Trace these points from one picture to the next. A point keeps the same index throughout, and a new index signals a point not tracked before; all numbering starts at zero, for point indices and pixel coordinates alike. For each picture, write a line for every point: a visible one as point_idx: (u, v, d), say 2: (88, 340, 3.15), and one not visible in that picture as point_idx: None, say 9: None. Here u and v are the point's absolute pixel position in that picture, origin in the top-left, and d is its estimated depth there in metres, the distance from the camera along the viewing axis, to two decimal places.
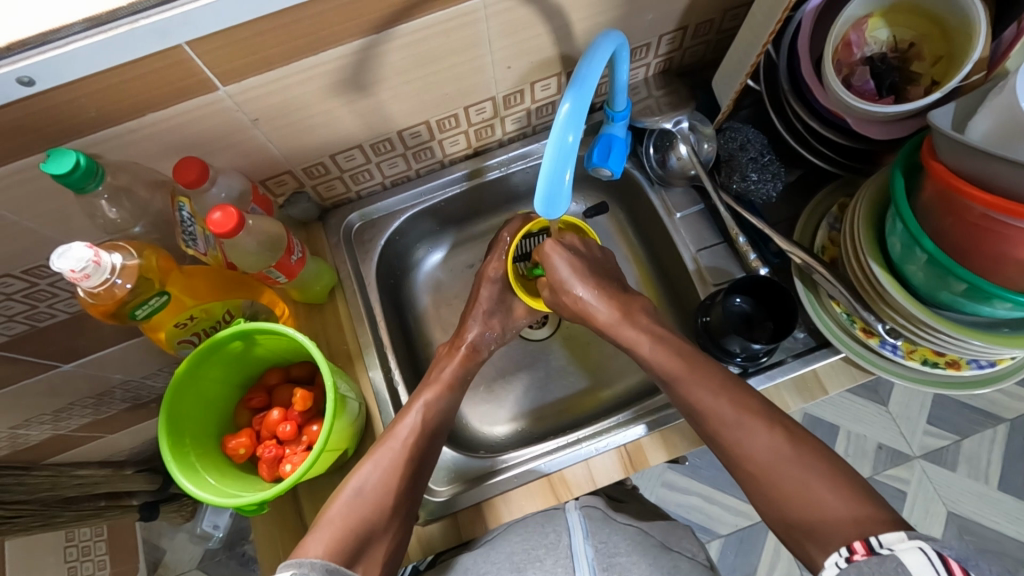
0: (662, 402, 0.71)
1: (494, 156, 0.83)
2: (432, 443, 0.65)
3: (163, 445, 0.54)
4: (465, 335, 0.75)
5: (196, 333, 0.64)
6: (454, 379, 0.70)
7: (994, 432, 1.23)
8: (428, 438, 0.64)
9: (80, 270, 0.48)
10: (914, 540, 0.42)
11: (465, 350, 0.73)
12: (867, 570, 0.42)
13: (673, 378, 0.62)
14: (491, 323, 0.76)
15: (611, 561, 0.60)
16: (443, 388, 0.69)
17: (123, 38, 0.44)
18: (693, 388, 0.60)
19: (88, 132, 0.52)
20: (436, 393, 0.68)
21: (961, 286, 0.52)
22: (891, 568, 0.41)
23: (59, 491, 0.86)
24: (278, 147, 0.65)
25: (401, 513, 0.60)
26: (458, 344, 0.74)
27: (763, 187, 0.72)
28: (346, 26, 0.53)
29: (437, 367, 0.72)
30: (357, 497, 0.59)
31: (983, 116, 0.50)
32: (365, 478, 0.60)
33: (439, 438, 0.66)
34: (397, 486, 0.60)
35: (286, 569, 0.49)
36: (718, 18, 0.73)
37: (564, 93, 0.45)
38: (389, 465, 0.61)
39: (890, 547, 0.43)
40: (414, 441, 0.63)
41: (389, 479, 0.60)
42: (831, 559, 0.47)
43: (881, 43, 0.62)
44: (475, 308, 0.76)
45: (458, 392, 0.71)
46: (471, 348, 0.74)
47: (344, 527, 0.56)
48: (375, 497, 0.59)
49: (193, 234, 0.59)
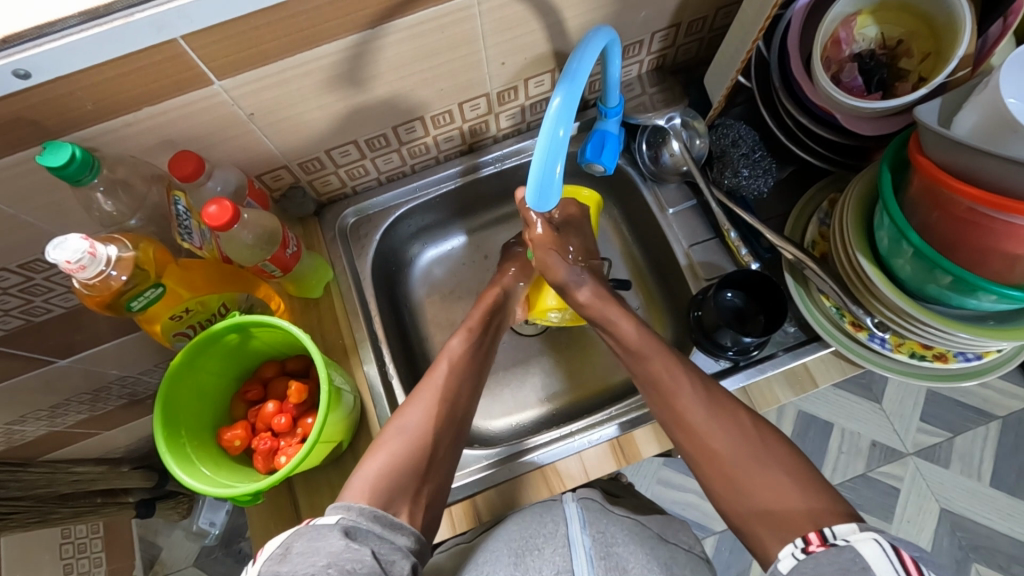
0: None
1: (489, 152, 0.83)
2: (469, 381, 0.67)
3: (158, 435, 0.54)
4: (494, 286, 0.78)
5: (191, 327, 0.63)
6: (485, 317, 0.74)
7: (986, 430, 1.24)
8: (463, 378, 0.66)
9: (76, 261, 0.48)
10: (869, 533, 0.42)
11: (495, 293, 0.76)
12: (824, 560, 0.42)
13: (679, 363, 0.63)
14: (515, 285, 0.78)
15: (609, 551, 0.60)
16: (471, 331, 0.71)
17: (119, 31, 0.45)
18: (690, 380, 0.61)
19: (83, 125, 0.52)
20: (464, 337, 0.70)
21: (947, 279, 0.52)
22: (850, 559, 0.40)
23: (55, 487, 0.86)
24: (274, 141, 0.66)
25: (442, 450, 0.60)
26: (490, 289, 0.77)
27: (753, 182, 0.73)
28: (341, 22, 0.53)
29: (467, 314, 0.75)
30: (400, 434, 0.59)
31: (969, 111, 0.51)
32: (408, 420, 0.61)
33: (473, 383, 0.67)
34: (439, 424, 0.61)
35: (334, 512, 0.50)
36: (710, 16, 0.73)
37: (556, 87, 0.46)
38: (429, 405, 0.62)
39: (845, 538, 0.43)
40: (451, 382, 0.65)
41: (431, 420, 0.61)
42: (787, 550, 0.46)
43: (870, 40, 0.63)
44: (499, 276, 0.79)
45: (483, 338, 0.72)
46: (500, 295, 0.77)
47: (394, 459, 0.57)
48: (415, 433, 0.59)
49: (190, 228, 0.60)
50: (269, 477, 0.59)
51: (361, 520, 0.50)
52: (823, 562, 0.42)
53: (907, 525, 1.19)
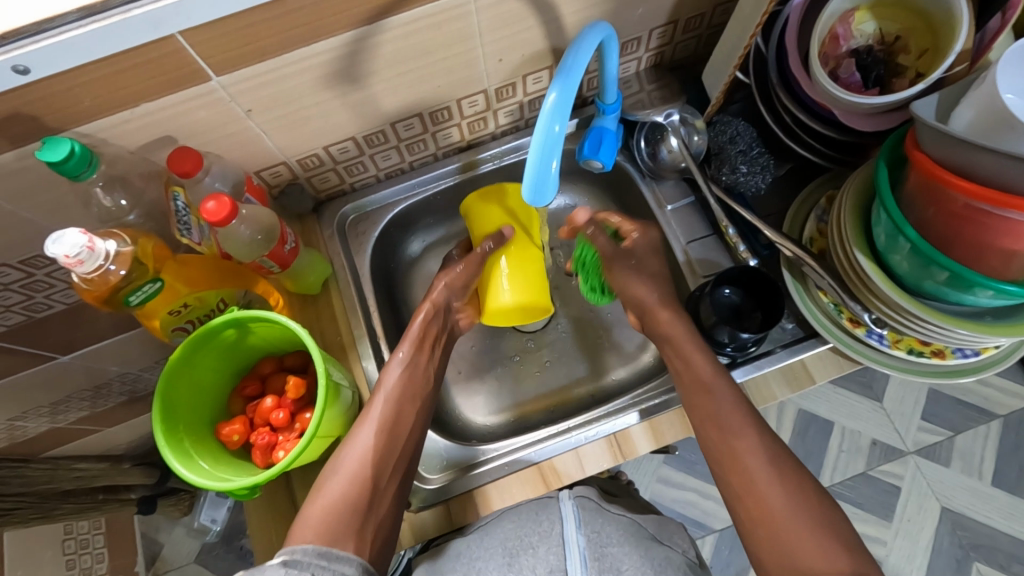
0: (664, 386, 0.72)
1: (487, 149, 0.84)
2: (404, 416, 0.64)
3: (158, 430, 0.55)
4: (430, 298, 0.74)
5: (190, 321, 0.63)
6: (422, 332, 0.71)
7: (988, 428, 1.24)
8: (398, 412, 0.64)
9: (74, 255, 0.48)
10: None
11: (429, 309, 0.73)
12: None
13: None
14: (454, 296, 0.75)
15: (602, 552, 0.60)
16: (411, 352, 0.69)
17: (117, 27, 0.45)
18: None
19: (84, 121, 0.53)
20: (412, 352, 0.69)
21: (944, 275, 0.52)
22: None
23: (57, 484, 0.88)
24: (272, 138, 0.66)
25: (384, 487, 0.59)
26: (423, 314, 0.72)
27: (752, 178, 0.73)
28: (337, 19, 0.53)
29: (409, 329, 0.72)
30: (338, 475, 0.59)
31: (966, 107, 0.51)
32: (343, 458, 0.60)
33: (412, 415, 0.65)
34: (377, 460, 0.60)
35: (278, 555, 0.49)
36: (708, 13, 0.73)
37: (551, 83, 0.46)
38: (364, 444, 0.61)
39: None
40: (385, 417, 0.63)
41: (371, 457, 0.60)
42: None
43: (868, 36, 0.63)
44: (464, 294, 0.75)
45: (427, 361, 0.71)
46: (433, 310, 0.73)
47: (330, 505, 0.56)
48: (351, 473, 0.58)
49: (189, 224, 0.61)
50: (267, 471, 0.59)
51: (304, 558, 0.49)
52: None
53: (906, 524, 1.19)
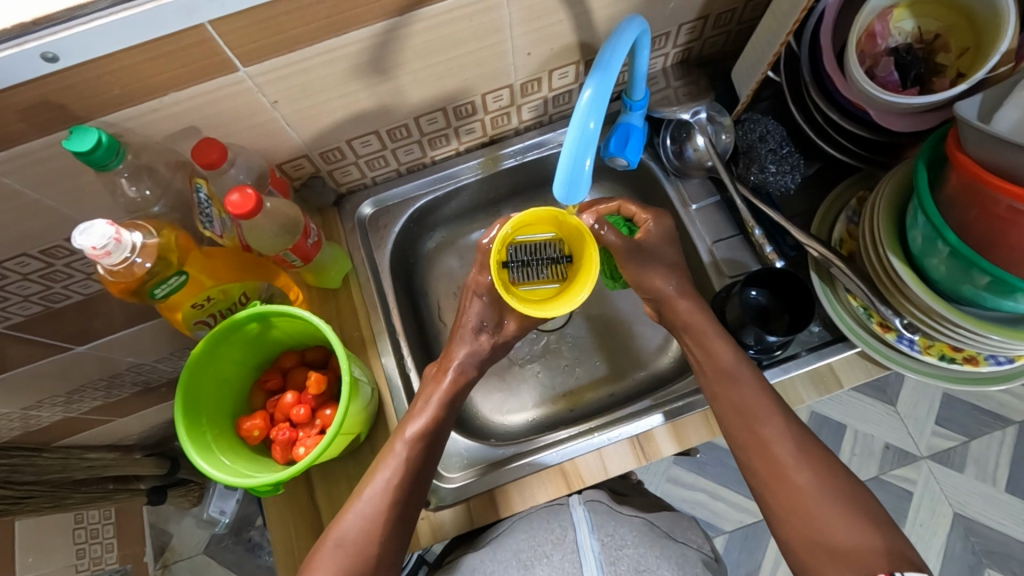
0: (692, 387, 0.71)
1: (510, 144, 0.83)
2: (415, 484, 0.61)
3: (179, 424, 0.54)
4: (453, 354, 0.69)
5: (212, 315, 0.63)
6: (454, 386, 0.67)
7: (1003, 434, 1.22)
8: (410, 483, 0.60)
9: (102, 247, 0.47)
10: None
11: (452, 375, 0.68)
12: None
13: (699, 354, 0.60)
14: (478, 343, 0.71)
15: (619, 554, 0.65)
16: (429, 421, 0.64)
17: (149, 14, 0.44)
18: None
19: (110, 110, 0.52)
20: (424, 424, 0.63)
21: (984, 279, 0.51)
22: None
23: (69, 473, 0.90)
24: (296, 131, 0.65)
25: (386, 560, 0.58)
26: (445, 366, 0.68)
27: (781, 178, 0.72)
28: (368, 9, 0.52)
29: (424, 394, 0.67)
30: (339, 548, 0.57)
31: (1012, 107, 0.49)
32: (349, 526, 0.59)
33: (423, 483, 0.62)
34: (383, 535, 0.58)
35: None
36: (740, 9, 0.72)
37: (587, 79, 0.45)
38: (371, 516, 0.58)
39: None
40: (394, 488, 0.60)
41: (374, 525, 0.58)
42: None
43: (906, 34, 0.61)
44: (463, 324, 0.71)
45: (448, 418, 0.66)
46: (458, 371, 0.68)
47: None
48: (355, 544, 0.57)
49: (211, 216, 0.59)
50: (288, 468, 0.59)
51: None
52: None
53: (919, 529, 1.18)
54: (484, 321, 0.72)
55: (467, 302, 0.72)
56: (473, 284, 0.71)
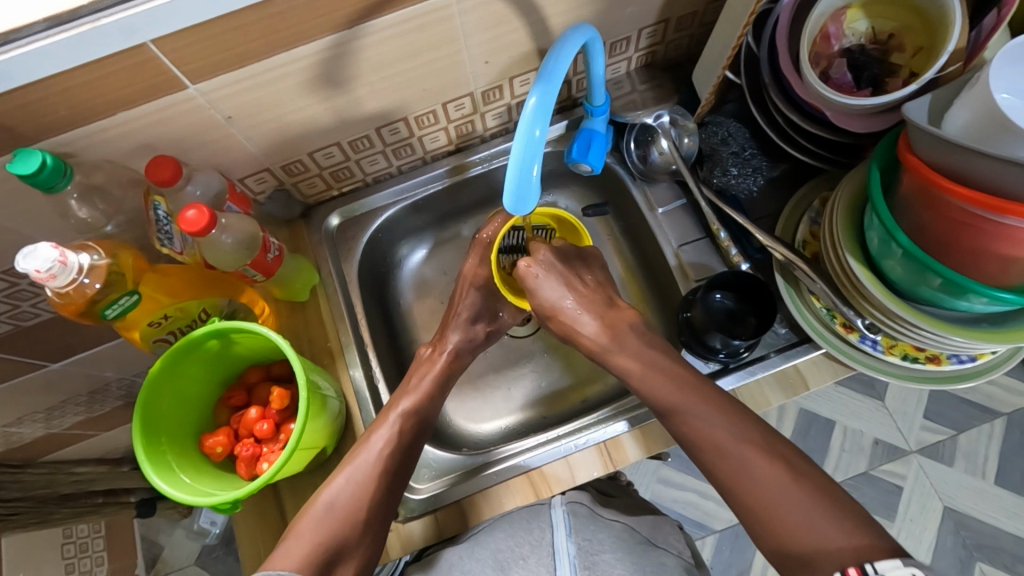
0: (636, 401, 0.71)
1: (477, 152, 0.82)
2: (408, 455, 0.63)
3: (137, 444, 0.54)
4: (448, 339, 0.73)
5: (172, 332, 0.63)
6: (449, 365, 0.72)
7: (991, 427, 1.22)
8: (403, 451, 0.63)
9: (46, 270, 0.48)
10: (908, 567, 0.42)
11: (446, 357, 0.72)
12: None
13: (669, 403, 0.59)
14: (473, 331, 0.75)
15: (594, 559, 0.63)
16: (422, 397, 0.67)
17: (87, 36, 0.44)
18: (688, 413, 0.57)
19: (60, 131, 0.52)
20: (415, 401, 0.66)
21: (938, 281, 0.51)
22: None
23: (56, 487, 0.88)
24: (255, 144, 0.65)
25: (375, 527, 0.58)
26: (440, 350, 0.73)
27: (742, 181, 0.73)
28: (317, 23, 0.52)
29: (416, 376, 0.70)
30: (328, 512, 0.58)
31: (961, 108, 0.49)
32: (336, 494, 0.59)
33: (414, 454, 0.64)
34: (373, 499, 0.59)
35: None
36: (700, 11, 0.72)
37: (531, 87, 0.45)
38: (362, 480, 0.59)
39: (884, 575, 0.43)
40: (387, 455, 0.62)
41: (362, 493, 0.59)
42: None
43: (860, 34, 0.61)
44: (456, 313, 0.75)
45: (437, 401, 0.69)
46: (453, 354, 0.72)
47: (315, 543, 0.55)
48: (341, 514, 0.57)
49: (170, 233, 0.59)
50: (250, 484, 0.59)
51: None
52: None
53: (909, 524, 1.18)
54: (479, 312, 0.76)
55: (462, 293, 0.76)
56: (469, 276, 0.75)
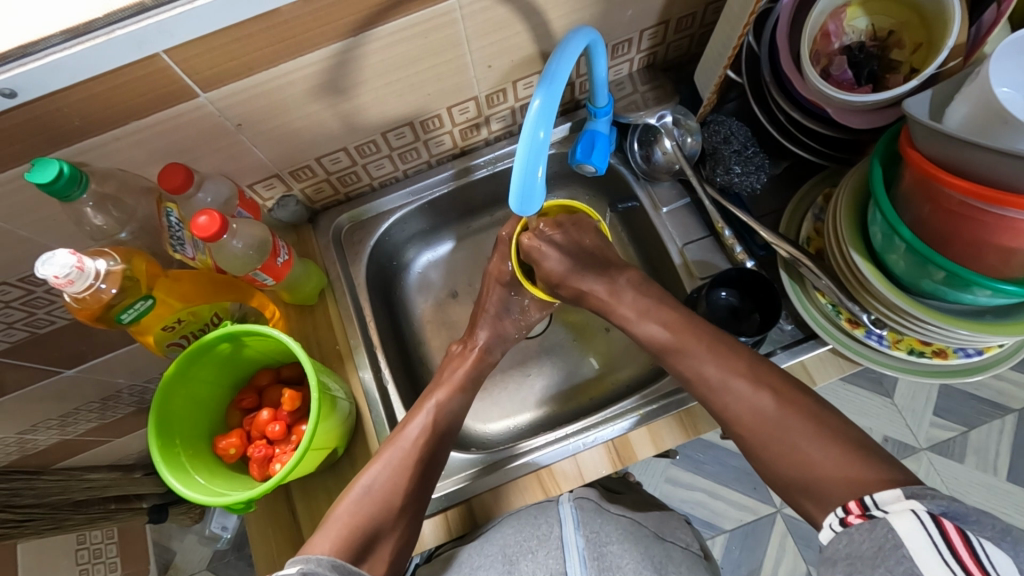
0: (670, 386, 0.71)
1: (480, 155, 0.83)
2: (439, 442, 0.66)
3: (153, 446, 0.55)
4: (477, 335, 0.76)
5: (184, 336, 0.64)
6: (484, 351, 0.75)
7: (1003, 423, 1.21)
8: (435, 439, 0.65)
9: (64, 276, 0.49)
10: (907, 502, 0.42)
11: (477, 352, 0.74)
12: (858, 537, 0.43)
13: (680, 360, 0.62)
14: (502, 326, 0.77)
15: (602, 551, 0.61)
16: (455, 388, 0.70)
17: (101, 48, 0.45)
18: (695, 371, 0.60)
19: (75, 140, 0.53)
20: (447, 393, 0.69)
21: (940, 274, 0.51)
22: (882, 535, 0.41)
23: (68, 494, 0.87)
24: (263, 150, 0.66)
25: (411, 510, 0.60)
26: (470, 345, 0.75)
27: (746, 179, 0.73)
28: (324, 30, 0.53)
29: (449, 369, 0.73)
30: (365, 495, 0.60)
31: (960, 103, 0.50)
32: (372, 479, 0.61)
33: (448, 437, 0.67)
34: (407, 485, 0.61)
35: (292, 564, 0.50)
36: (699, 12, 0.73)
37: (535, 90, 0.45)
38: (396, 466, 0.62)
39: (884, 509, 0.43)
40: (420, 441, 0.64)
41: (399, 478, 0.61)
42: (828, 520, 0.47)
43: (860, 32, 0.62)
44: (486, 310, 0.77)
45: (471, 393, 0.72)
46: (483, 350, 0.75)
47: (351, 527, 0.57)
48: (348, 518, 0.58)
49: (182, 239, 0.61)
50: (262, 486, 0.60)
51: (320, 570, 0.50)
52: (857, 540, 0.42)
53: None
54: (507, 307, 0.78)
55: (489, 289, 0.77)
56: (496, 272, 0.76)
